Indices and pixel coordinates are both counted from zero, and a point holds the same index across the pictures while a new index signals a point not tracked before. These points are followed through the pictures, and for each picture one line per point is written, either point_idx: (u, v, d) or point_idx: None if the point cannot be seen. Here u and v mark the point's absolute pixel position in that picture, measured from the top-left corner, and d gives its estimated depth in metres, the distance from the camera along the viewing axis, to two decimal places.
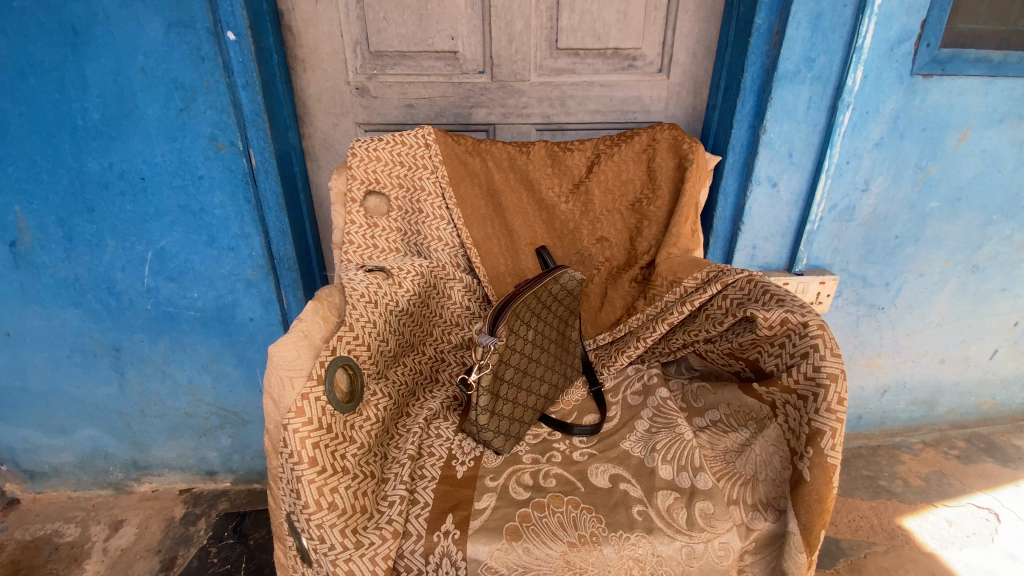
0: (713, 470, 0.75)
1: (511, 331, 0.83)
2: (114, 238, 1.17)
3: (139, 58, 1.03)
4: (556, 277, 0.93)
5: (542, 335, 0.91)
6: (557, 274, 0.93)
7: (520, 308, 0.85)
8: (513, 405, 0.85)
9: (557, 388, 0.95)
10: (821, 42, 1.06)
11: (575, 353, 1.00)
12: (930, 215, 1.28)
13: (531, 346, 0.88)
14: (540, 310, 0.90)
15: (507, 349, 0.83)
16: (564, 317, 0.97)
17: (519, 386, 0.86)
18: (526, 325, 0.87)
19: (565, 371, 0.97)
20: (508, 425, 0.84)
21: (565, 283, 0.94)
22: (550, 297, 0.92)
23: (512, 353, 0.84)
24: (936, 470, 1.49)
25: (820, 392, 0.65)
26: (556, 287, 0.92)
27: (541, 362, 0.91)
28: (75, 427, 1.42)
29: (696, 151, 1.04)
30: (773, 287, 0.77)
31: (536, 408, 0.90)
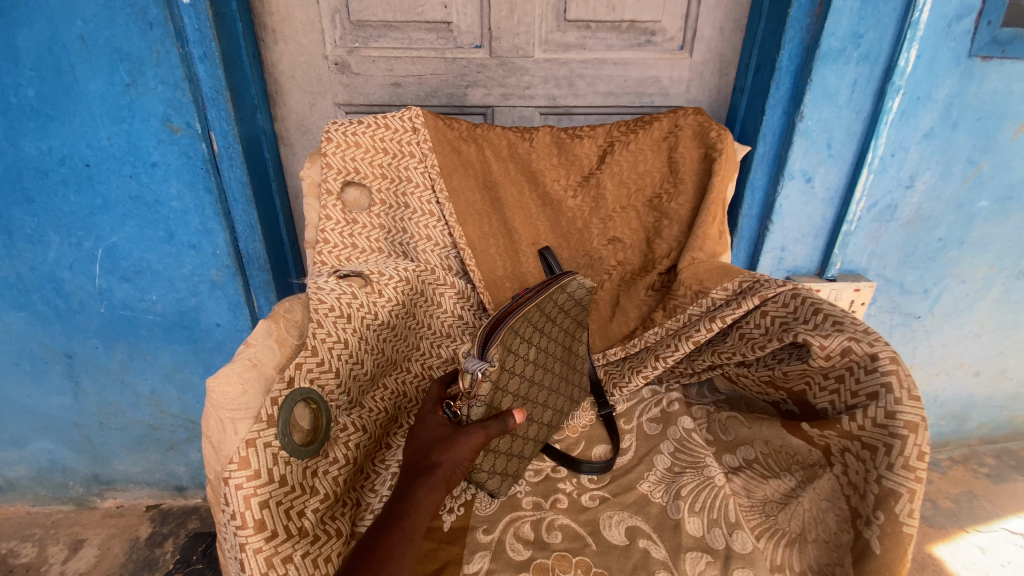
0: (751, 525, 0.63)
1: (508, 353, 0.69)
2: (59, 233, 1.03)
3: (78, 25, 0.87)
4: (563, 285, 0.78)
5: (545, 352, 0.77)
6: (565, 282, 0.78)
7: (520, 323, 0.71)
8: (514, 439, 0.70)
9: (562, 413, 0.81)
10: (871, 15, 0.92)
11: (583, 372, 0.86)
12: (978, 216, 1.14)
13: (533, 368, 0.75)
14: (543, 325, 0.76)
15: (504, 374, 0.68)
16: (571, 331, 0.83)
17: (522, 416, 0.71)
18: (526, 342, 0.72)
19: (570, 393, 0.83)
20: (507, 463, 0.69)
21: (574, 292, 0.79)
22: (554, 308, 0.77)
23: (510, 379, 0.69)
24: (966, 491, 1.37)
25: (895, 444, 0.52)
26: (562, 296, 0.78)
27: (544, 384, 0.77)
28: (28, 439, 1.29)
29: (726, 140, 0.90)
30: (826, 306, 0.63)
31: (539, 439, 0.76)
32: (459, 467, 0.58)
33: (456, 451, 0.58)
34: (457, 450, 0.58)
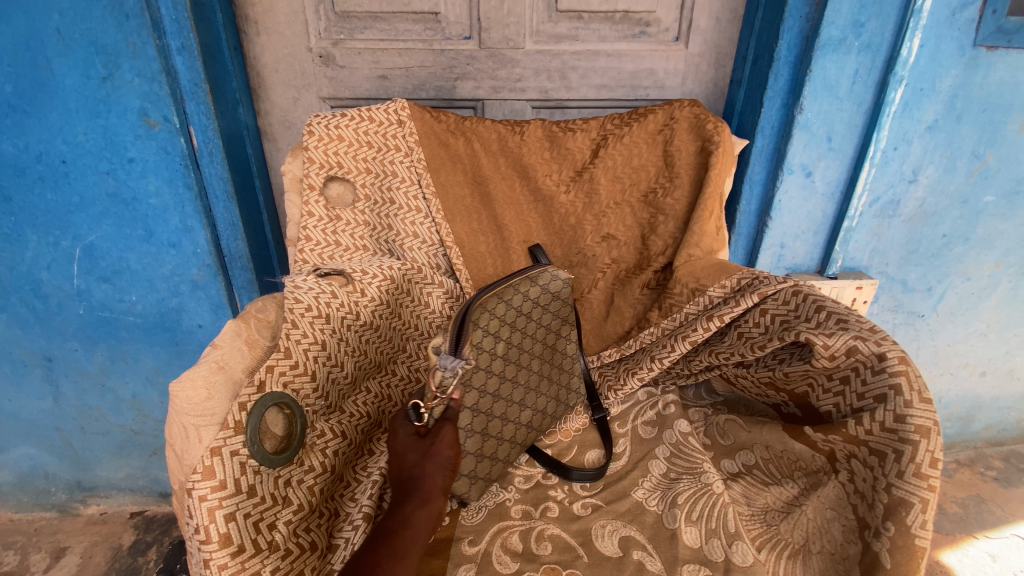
0: (751, 535, 0.60)
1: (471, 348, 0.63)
2: (36, 232, 1.00)
3: (53, 18, 0.84)
4: (529, 277, 0.73)
5: (520, 349, 0.71)
6: (532, 273, 0.73)
7: (481, 314, 0.65)
8: (484, 436, 0.66)
9: (545, 415, 0.76)
10: (872, 3, 0.89)
11: (571, 372, 0.80)
12: (983, 211, 1.11)
13: (504, 364, 0.68)
14: (512, 318, 0.69)
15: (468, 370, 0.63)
16: (555, 329, 0.77)
17: (492, 415, 0.67)
18: (495, 338, 0.66)
19: (556, 395, 0.78)
20: (478, 464, 0.66)
21: (546, 283, 0.73)
22: (525, 302, 0.71)
23: (475, 375, 0.64)
24: (974, 494, 1.32)
25: (905, 450, 0.49)
26: (534, 289, 0.72)
27: (520, 382, 0.71)
28: (8, 444, 1.26)
29: (723, 133, 0.87)
30: (830, 304, 0.60)
31: (519, 440, 0.72)
32: (446, 471, 0.51)
33: (442, 457, 0.51)
34: (443, 455, 0.51)
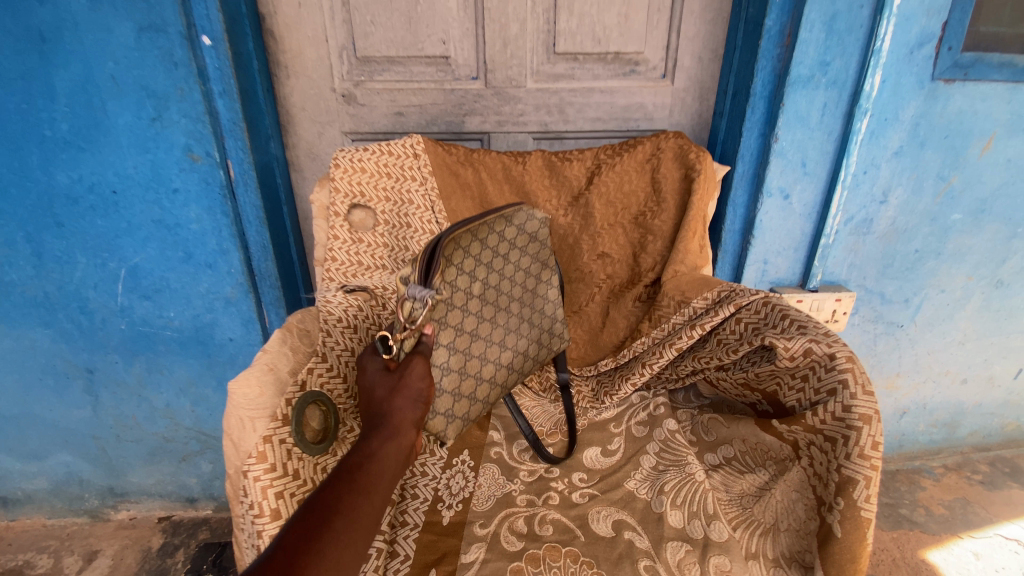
0: (729, 517, 0.68)
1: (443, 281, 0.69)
2: (86, 255, 1.11)
3: (110, 66, 0.96)
4: (505, 216, 0.79)
5: (497, 289, 0.78)
6: (507, 213, 0.79)
7: (453, 249, 0.70)
8: (461, 376, 0.74)
9: (527, 355, 0.86)
10: (836, 45, 0.99)
11: (555, 317, 0.91)
12: (952, 228, 1.20)
13: (480, 302, 0.76)
14: (484, 257, 0.76)
15: (444, 307, 0.70)
16: (535, 274, 0.86)
17: (469, 354, 0.75)
18: (469, 275, 0.73)
19: (540, 329, 0.88)
20: (455, 404, 0.74)
21: (519, 224, 0.81)
22: (499, 241, 0.78)
23: (452, 312, 0.71)
24: (960, 497, 1.38)
25: (851, 435, 0.57)
26: (506, 229, 0.79)
27: (496, 323, 0.79)
28: (47, 452, 1.35)
29: (704, 161, 0.97)
30: (793, 312, 0.69)
31: (497, 381, 0.82)
32: (415, 405, 0.57)
33: (411, 387, 0.58)
34: (412, 387, 0.58)
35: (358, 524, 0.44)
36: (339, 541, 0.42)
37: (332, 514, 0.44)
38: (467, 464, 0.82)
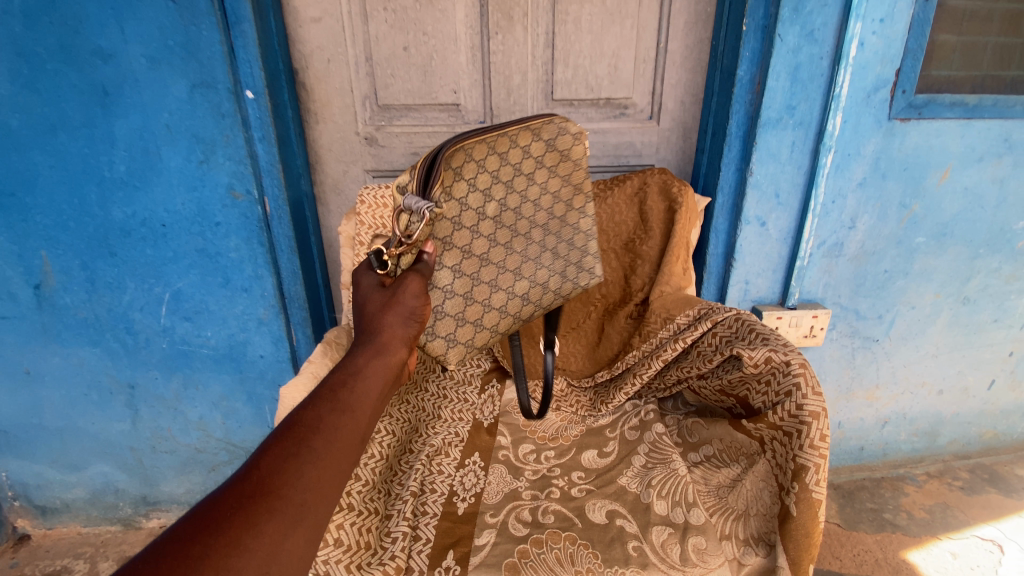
0: (706, 505, 0.79)
1: (446, 190, 0.75)
2: (134, 281, 1.24)
3: (164, 116, 1.10)
4: (531, 129, 0.82)
5: (518, 210, 0.82)
6: (534, 127, 0.82)
7: (461, 156, 0.76)
8: (466, 300, 0.80)
9: (547, 287, 0.88)
10: (801, 91, 1.13)
11: (586, 249, 0.90)
12: (917, 250, 1.32)
13: (495, 222, 0.80)
14: (500, 169, 0.80)
15: (449, 226, 0.76)
16: (567, 200, 0.86)
17: (477, 279, 0.81)
18: (484, 191, 0.79)
19: (568, 258, 0.89)
20: (458, 329, 0.81)
21: (549, 139, 0.83)
22: (523, 156, 0.81)
23: (457, 232, 0.77)
24: (940, 501, 1.48)
25: (803, 429, 0.69)
26: (531, 143, 0.82)
27: (512, 247, 0.83)
28: (87, 463, 1.45)
29: (685, 195, 1.09)
30: (759, 326, 0.82)
31: (508, 312, 0.86)
32: (407, 322, 0.60)
33: (404, 305, 0.61)
34: (405, 305, 0.61)
35: (340, 444, 0.45)
36: (319, 459, 0.43)
37: (314, 427, 0.45)
38: (478, 464, 0.91)
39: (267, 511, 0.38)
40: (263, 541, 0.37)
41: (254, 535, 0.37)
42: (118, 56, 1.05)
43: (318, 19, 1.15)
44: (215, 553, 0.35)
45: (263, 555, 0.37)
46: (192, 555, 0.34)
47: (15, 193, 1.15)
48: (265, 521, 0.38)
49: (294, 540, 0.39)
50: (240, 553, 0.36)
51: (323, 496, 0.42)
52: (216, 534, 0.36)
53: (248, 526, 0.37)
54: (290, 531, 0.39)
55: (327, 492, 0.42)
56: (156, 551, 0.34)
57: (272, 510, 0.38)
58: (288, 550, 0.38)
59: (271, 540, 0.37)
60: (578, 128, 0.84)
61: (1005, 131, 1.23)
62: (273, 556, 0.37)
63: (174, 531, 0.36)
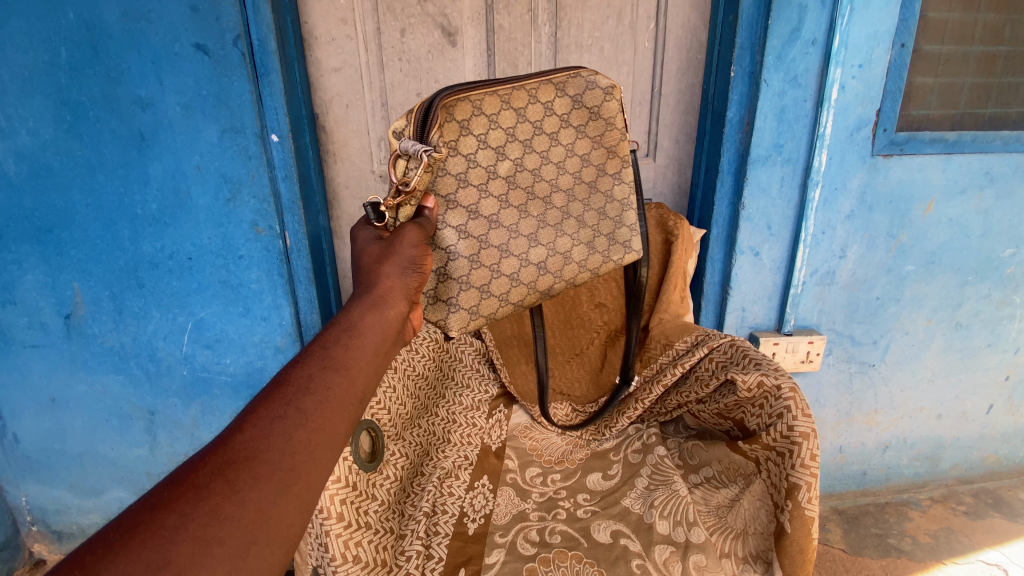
0: (706, 524, 0.83)
1: (449, 142, 0.76)
2: (159, 311, 1.30)
3: (195, 158, 1.18)
4: (554, 83, 0.82)
5: (534, 168, 0.81)
6: (559, 81, 0.82)
7: (467, 109, 0.76)
8: (472, 263, 0.79)
9: (569, 259, 0.86)
10: (787, 130, 1.21)
11: (621, 220, 0.87)
12: (907, 277, 1.37)
13: (507, 182, 0.80)
14: (517, 124, 0.79)
15: (454, 181, 0.77)
16: (598, 164, 0.85)
17: (485, 242, 0.80)
18: (496, 146, 0.79)
19: (597, 229, 0.87)
20: (462, 293, 0.80)
21: (573, 94, 0.82)
22: (542, 112, 0.81)
23: (463, 189, 0.78)
24: (944, 527, 1.49)
25: (795, 449, 0.73)
26: (552, 99, 0.81)
27: (527, 211, 0.82)
28: (104, 488, 1.49)
29: (681, 227, 1.16)
30: (752, 352, 0.87)
31: (520, 282, 0.83)
32: (405, 271, 0.67)
33: (402, 255, 0.68)
34: (403, 255, 0.68)
35: (324, 411, 0.49)
36: (308, 421, 0.47)
37: (306, 389, 0.49)
38: (486, 486, 0.94)
39: (247, 478, 0.41)
40: (246, 507, 0.40)
41: (237, 500, 0.40)
42: (156, 104, 1.14)
43: (339, 69, 1.26)
44: (196, 521, 0.37)
45: (245, 521, 0.40)
46: (168, 524, 0.36)
47: (52, 229, 1.22)
48: (246, 489, 0.41)
49: (283, 502, 0.42)
50: (220, 521, 0.38)
51: (306, 460, 0.45)
52: (193, 504, 0.38)
53: (230, 494, 0.40)
54: (273, 497, 0.42)
55: (311, 456, 0.46)
56: (130, 522, 0.36)
57: (254, 477, 0.41)
58: (273, 514, 0.41)
59: (255, 507, 0.40)
60: (609, 81, 0.83)
61: (986, 164, 1.29)
62: (257, 521, 0.40)
63: (149, 500, 0.38)
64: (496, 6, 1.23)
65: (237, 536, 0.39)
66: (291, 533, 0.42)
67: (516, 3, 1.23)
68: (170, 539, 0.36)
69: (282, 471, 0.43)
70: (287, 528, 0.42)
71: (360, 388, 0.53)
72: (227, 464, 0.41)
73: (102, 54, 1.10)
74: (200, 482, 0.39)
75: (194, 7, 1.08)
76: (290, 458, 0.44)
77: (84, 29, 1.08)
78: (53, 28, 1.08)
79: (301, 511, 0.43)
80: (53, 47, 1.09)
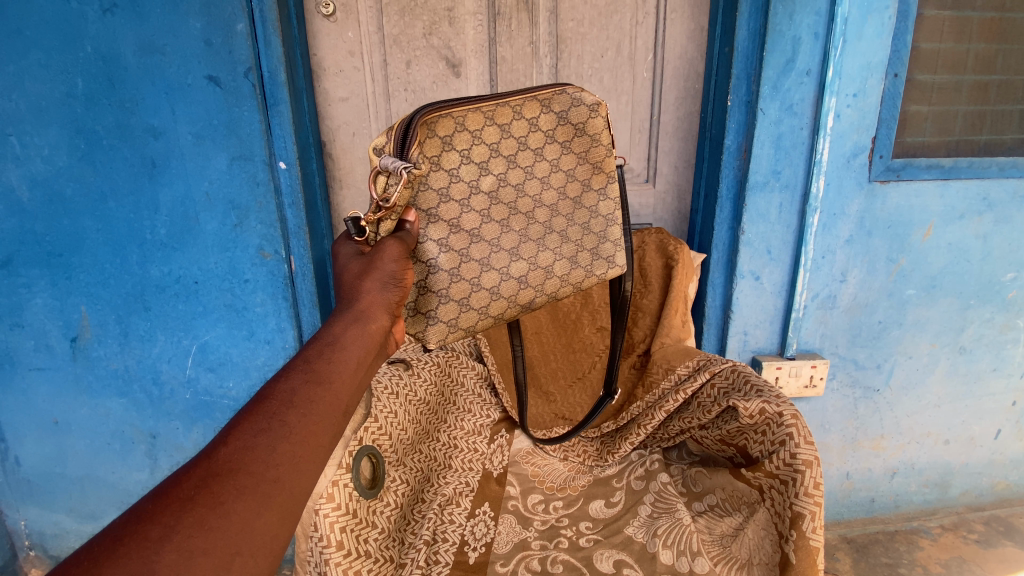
0: (711, 554, 0.81)
1: (431, 157, 0.77)
2: (165, 334, 1.31)
3: (204, 185, 1.21)
4: (539, 99, 0.84)
5: (517, 184, 0.83)
6: (544, 98, 0.84)
7: (449, 125, 0.78)
8: (452, 277, 0.80)
9: (550, 273, 0.87)
10: (784, 157, 1.23)
11: (604, 235, 0.89)
12: (908, 301, 1.37)
13: (491, 198, 0.81)
14: (500, 140, 0.81)
15: (435, 196, 0.78)
16: (583, 179, 0.87)
17: (466, 255, 0.80)
18: (480, 162, 0.80)
19: (580, 244, 0.88)
20: (443, 306, 0.80)
21: (557, 110, 0.84)
22: (525, 129, 0.83)
23: (445, 204, 0.79)
24: (956, 556, 1.46)
25: (798, 477, 0.73)
26: (535, 115, 0.83)
27: (509, 226, 0.83)
28: (103, 513, 1.48)
29: (681, 251, 1.18)
30: (753, 378, 0.87)
31: (500, 295, 0.84)
32: (386, 286, 0.67)
33: (383, 270, 0.68)
34: (383, 270, 0.68)
35: (308, 423, 0.49)
36: (291, 435, 0.47)
37: (290, 403, 0.49)
38: (488, 514, 0.94)
39: (231, 491, 0.42)
40: (229, 520, 0.41)
41: (222, 514, 0.41)
42: (168, 133, 1.17)
43: (345, 99, 1.29)
44: (180, 533, 0.38)
45: (230, 533, 0.40)
46: (152, 536, 0.38)
47: (62, 253, 1.24)
48: (230, 502, 0.41)
49: (265, 517, 0.43)
50: (205, 532, 0.39)
51: (291, 472, 0.45)
52: (179, 516, 0.39)
53: (213, 506, 0.41)
54: (258, 509, 0.42)
55: (296, 468, 0.46)
56: (117, 535, 0.37)
57: (237, 489, 0.42)
58: (258, 526, 0.42)
59: (239, 519, 0.41)
60: (594, 98, 0.85)
61: (983, 190, 1.31)
62: (241, 533, 0.41)
63: (136, 513, 0.39)
64: (499, 39, 1.27)
65: (221, 548, 0.40)
66: (276, 544, 0.43)
67: (518, 35, 1.27)
68: (154, 551, 0.37)
69: (266, 484, 0.44)
70: (270, 541, 0.42)
71: (345, 400, 0.53)
72: (209, 479, 0.42)
73: (118, 86, 1.14)
74: (185, 496, 0.40)
75: (208, 40, 1.12)
76: (274, 470, 0.45)
77: (101, 62, 1.12)
78: (72, 61, 1.12)
79: (287, 522, 0.44)
80: (71, 79, 1.13)
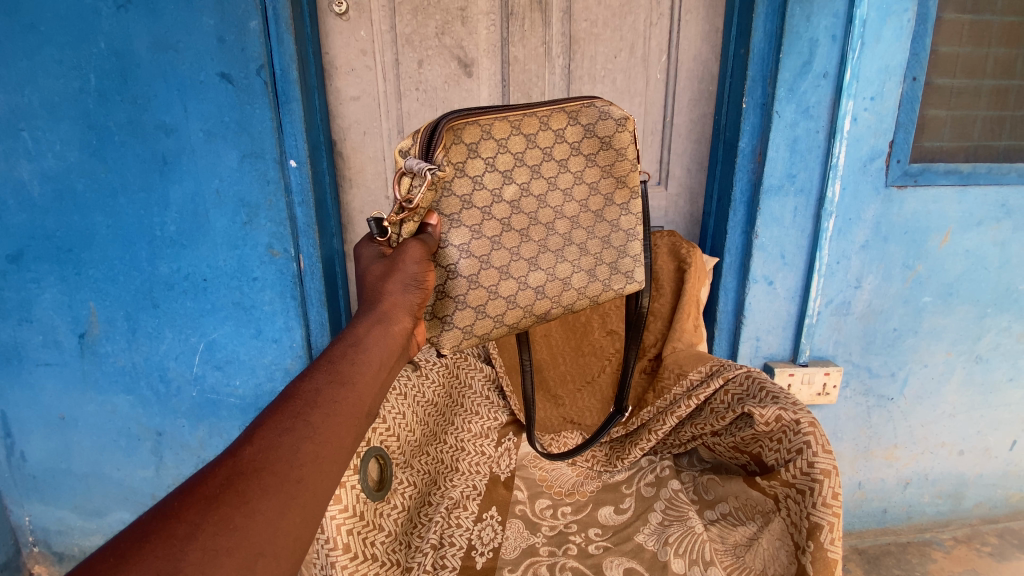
0: (724, 564, 0.79)
1: (455, 163, 0.77)
2: (172, 330, 1.31)
3: (215, 182, 1.20)
4: (567, 111, 0.83)
5: (540, 197, 0.82)
6: (573, 111, 0.83)
7: (475, 133, 0.77)
8: (470, 284, 0.79)
9: (568, 285, 0.85)
10: (799, 160, 1.21)
11: (624, 251, 0.88)
12: (925, 309, 1.35)
13: (512, 208, 0.80)
14: (526, 150, 0.80)
15: (458, 202, 0.77)
16: (606, 193, 0.86)
17: (487, 262, 0.79)
18: (504, 173, 0.79)
19: (599, 258, 0.87)
20: (459, 312, 0.79)
21: (585, 124, 0.83)
22: (552, 143, 0.82)
23: (467, 210, 0.78)
24: (970, 569, 1.44)
25: (816, 487, 0.71)
26: (563, 128, 0.82)
27: (528, 236, 0.82)
28: (108, 509, 1.48)
29: (693, 255, 1.16)
30: (768, 385, 0.85)
31: (517, 304, 0.83)
32: (404, 287, 0.66)
33: (405, 272, 0.67)
34: (406, 272, 0.67)
35: (332, 424, 0.48)
36: (315, 435, 0.46)
37: (313, 403, 0.48)
38: (495, 518, 0.92)
39: (256, 489, 0.41)
40: (254, 520, 0.39)
41: (248, 513, 0.39)
42: (179, 130, 1.17)
43: (357, 98, 1.29)
44: (205, 532, 0.37)
45: (254, 533, 0.39)
46: (178, 533, 0.37)
47: (72, 249, 1.24)
48: (255, 501, 0.40)
49: (288, 519, 0.41)
50: (230, 532, 0.38)
51: (314, 473, 0.44)
52: (204, 514, 0.38)
53: (238, 505, 0.39)
54: (281, 510, 0.41)
55: (319, 469, 0.45)
56: (142, 532, 0.36)
57: (263, 488, 0.41)
58: (281, 527, 0.41)
59: (262, 519, 0.40)
60: (622, 112, 0.84)
61: (1002, 197, 1.28)
62: (264, 534, 0.40)
63: (162, 509, 0.38)
64: (512, 39, 1.26)
65: (245, 548, 0.38)
66: (298, 545, 0.42)
67: (530, 36, 1.26)
68: (179, 550, 0.36)
69: (290, 484, 0.43)
70: (293, 544, 0.41)
71: (367, 402, 0.52)
72: (235, 476, 0.41)
73: (130, 82, 1.14)
74: (210, 493, 0.39)
75: (221, 37, 1.12)
76: (299, 470, 0.44)
77: (114, 57, 1.12)
78: (85, 57, 1.12)
79: (309, 525, 0.43)
80: (83, 75, 1.13)
